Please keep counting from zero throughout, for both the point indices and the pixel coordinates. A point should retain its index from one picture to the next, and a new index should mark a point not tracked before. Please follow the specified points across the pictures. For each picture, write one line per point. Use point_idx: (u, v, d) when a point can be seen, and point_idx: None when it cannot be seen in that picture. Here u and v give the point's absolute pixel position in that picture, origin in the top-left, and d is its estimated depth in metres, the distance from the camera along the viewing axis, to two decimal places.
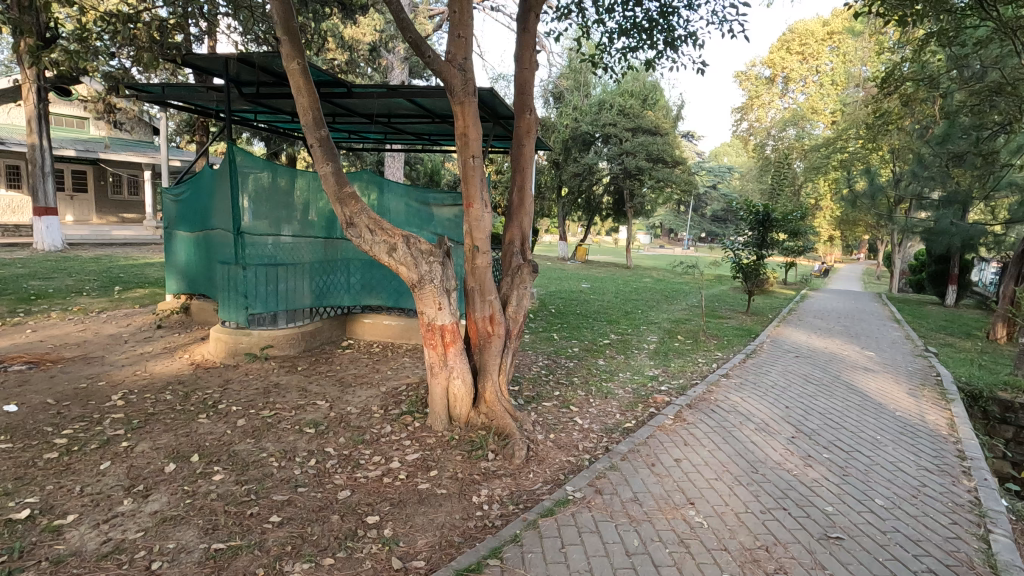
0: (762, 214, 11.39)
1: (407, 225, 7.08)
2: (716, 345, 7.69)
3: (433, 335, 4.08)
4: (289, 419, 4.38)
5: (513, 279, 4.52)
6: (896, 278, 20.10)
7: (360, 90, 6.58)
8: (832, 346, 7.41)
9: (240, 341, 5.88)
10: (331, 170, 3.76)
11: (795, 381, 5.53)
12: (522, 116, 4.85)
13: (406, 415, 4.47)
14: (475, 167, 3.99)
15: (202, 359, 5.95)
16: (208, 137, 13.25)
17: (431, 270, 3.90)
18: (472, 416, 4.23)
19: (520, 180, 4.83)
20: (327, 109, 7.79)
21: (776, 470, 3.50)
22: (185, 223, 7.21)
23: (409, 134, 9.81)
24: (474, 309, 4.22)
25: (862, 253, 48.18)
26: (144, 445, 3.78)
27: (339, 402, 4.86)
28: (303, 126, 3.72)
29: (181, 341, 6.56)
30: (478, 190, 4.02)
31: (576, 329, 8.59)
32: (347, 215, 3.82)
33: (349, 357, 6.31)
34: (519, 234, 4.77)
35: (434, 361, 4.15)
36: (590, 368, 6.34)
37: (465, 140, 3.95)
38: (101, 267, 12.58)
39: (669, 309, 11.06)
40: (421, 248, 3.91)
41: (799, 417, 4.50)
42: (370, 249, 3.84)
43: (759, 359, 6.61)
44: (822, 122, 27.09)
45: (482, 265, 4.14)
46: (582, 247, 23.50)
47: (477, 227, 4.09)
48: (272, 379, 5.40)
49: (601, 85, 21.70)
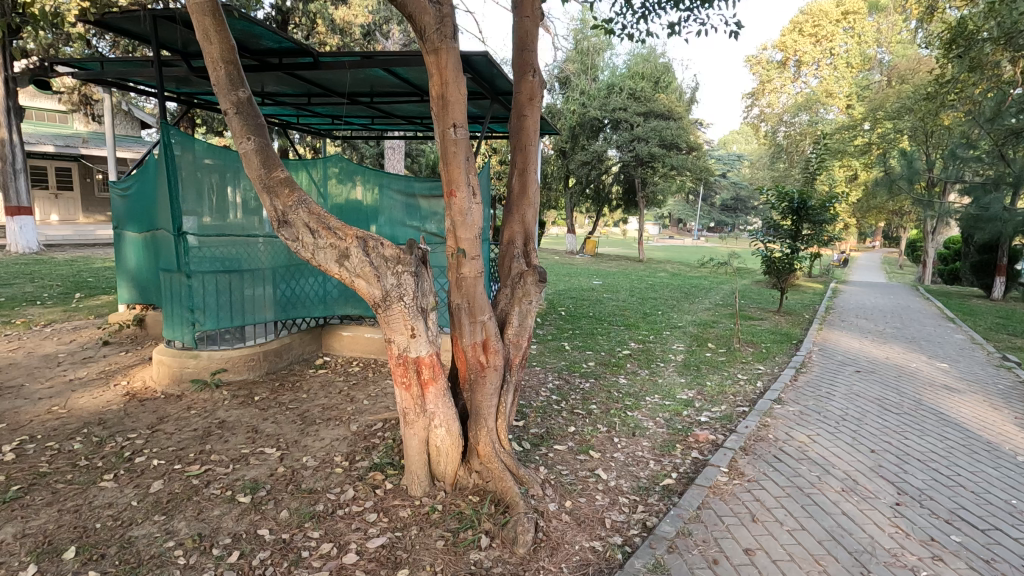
0: (796, 202, 10.15)
1: (400, 222, 5.98)
2: (754, 356, 6.57)
3: (405, 372, 3.01)
4: (221, 480, 3.33)
5: (513, 291, 3.42)
6: (927, 268, 18.88)
7: (328, 61, 5.48)
8: (894, 356, 6.27)
9: (186, 364, 4.83)
10: (253, 145, 2.67)
11: (870, 411, 4.42)
12: (522, 80, 3.75)
13: (376, 472, 3.41)
14: (457, 139, 2.89)
15: (141, 387, 4.90)
16: (189, 127, 12.28)
17: (400, 284, 2.84)
18: (460, 474, 3.20)
19: (522, 161, 3.75)
20: (299, 86, 6.73)
21: (895, 570, 2.44)
22: (134, 222, 6.14)
23: (398, 118, 8.74)
24: (460, 333, 3.15)
25: (877, 241, 46.40)
26: (7, 531, 2.76)
27: (294, 449, 3.80)
28: (212, 86, 2.64)
29: (123, 364, 5.51)
30: (462, 171, 2.92)
31: (590, 336, 7.51)
32: (278, 209, 2.71)
33: (320, 381, 5.25)
34: (520, 232, 3.72)
35: (407, 405, 3.08)
36: (612, 390, 5.27)
37: (443, 102, 2.84)
38: (74, 270, 11.66)
39: (691, 309, 9.97)
40: (386, 255, 2.83)
41: (897, 468, 3.40)
42: (312, 257, 2.75)
43: (814, 376, 5.50)
44: (836, 106, 25.15)
45: (471, 274, 3.05)
46: (591, 240, 22.32)
47: (462, 224, 2.99)
48: (218, 416, 4.34)
49: (609, 69, 20.52)
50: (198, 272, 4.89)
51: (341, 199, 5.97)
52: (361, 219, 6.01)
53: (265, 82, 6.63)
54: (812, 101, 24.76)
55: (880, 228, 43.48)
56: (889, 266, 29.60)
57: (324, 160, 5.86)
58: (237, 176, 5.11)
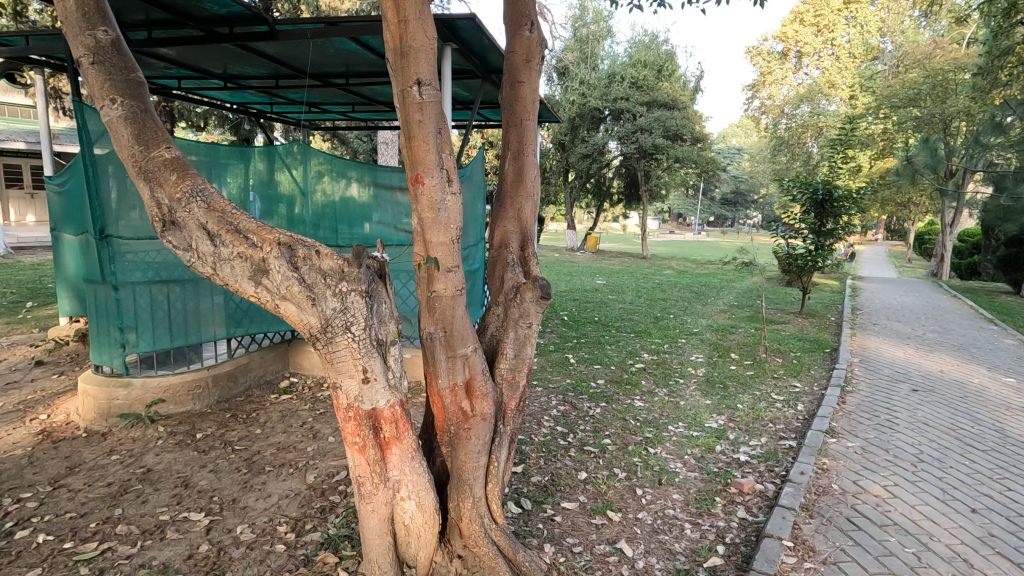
0: (821, 193, 9.05)
1: (394, 222, 5.10)
2: (786, 369, 5.72)
3: (356, 430, 2.18)
4: (120, 568, 2.51)
5: (508, 311, 2.59)
6: (946, 264, 17.32)
7: (286, 30, 4.57)
8: (951, 369, 5.46)
9: (115, 395, 4.01)
10: (120, 111, 1.89)
11: (950, 447, 3.62)
12: (516, 36, 2.90)
13: (329, 554, 2.58)
14: (424, 102, 2.04)
15: (61, 424, 4.06)
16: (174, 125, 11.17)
17: (344, 310, 2.02)
18: (437, 561, 2.41)
19: (516, 140, 2.90)
20: (263, 64, 5.90)
21: None
22: (69, 223, 5.27)
23: (379, 103, 7.87)
24: (434, 372, 2.33)
25: (881, 233, 45.33)
26: None
27: (230, 512, 2.98)
28: (66, 34, 1.90)
29: (50, 391, 4.66)
30: (431, 149, 2.07)
31: (597, 346, 6.66)
32: (162, 205, 1.87)
33: (281, 411, 4.41)
34: (516, 232, 2.89)
35: (362, 473, 2.24)
36: (628, 418, 4.42)
37: (402, 49, 2.00)
38: (36, 275, 10.79)
39: (706, 311, 9.11)
40: (324, 268, 2.00)
41: (1016, 542, 2.63)
42: (216, 274, 1.91)
43: (865, 397, 4.66)
44: (839, 97, 23.79)
45: (448, 293, 2.20)
46: (591, 236, 21.41)
47: (434, 223, 2.13)
48: (143, 463, 3.50)
49: (609, 58, 19.63)
50: (147, 283, 4.12)
51: (331, 198, 4.98)
52: (349, 221, 5.06)
53: (222, 59, 5.79)
54: (813, 91, 23.46)
55: (882, 222, 42.53)
56: (899, 259, 28.68)
57: (307, 153, 4.83)
58: (224, 172, 4.44)
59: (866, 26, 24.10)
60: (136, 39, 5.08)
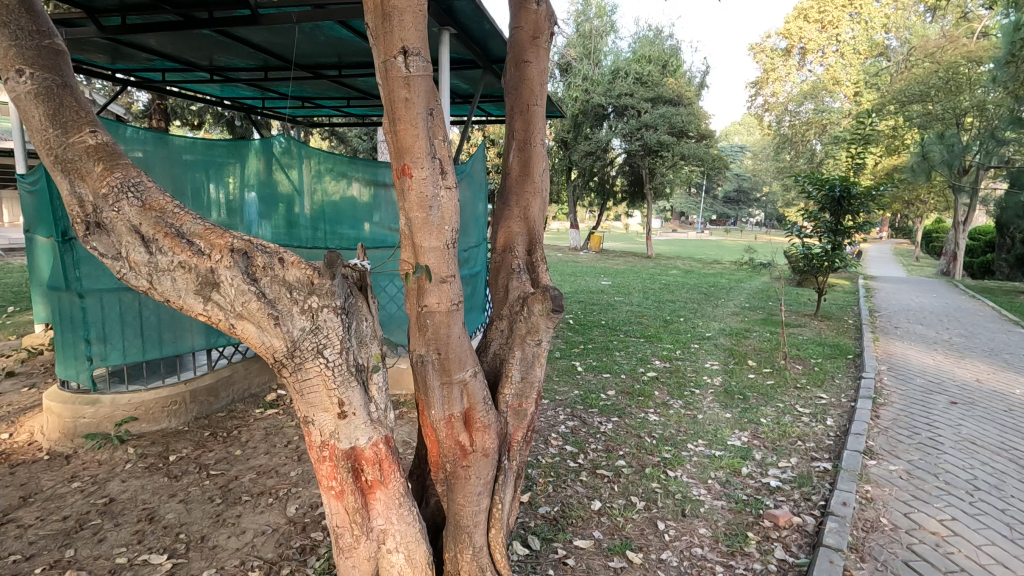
0: (838, 190, 8.64)
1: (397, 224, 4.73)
2: (808, 378, 5.33)
3: (332, 473, 1.81)
4: None
5: (512, 327, 2.23)
6: (958, 263, 16.84)
7: (271, 13, 4.23)
8: (989, 379, 5.07)
9: (81, 413, 3.66)
10: (30, 86, 1.57)
11: (1007, 473, 3.25)
12: (522, 9, 2.54)
13: None
14: (412, 75, 1.67)
15: (22, 445, 3.70)
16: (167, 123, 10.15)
17: (317, 332, 1.66)
18: None
19: (522, 128, 2.54)
20: (250, 55, 5.55)
21: None
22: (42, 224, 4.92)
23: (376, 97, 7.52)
24: (427, 401, 1.97)
25: (887, 231, 44.75)
26: None
27: (195, 554, 2.61)
28: None
29: (16, 407, 4.30)
30: (420, 133, 1.70)
31: (606, 353, 6.29)
32: (85, 202, 1.52)
33: (265, 428, 4.05)
34: (520, 233, 2.53)
35: (340, 522, 1.88)
36: (643, 435, 4.04)
37: (383, 10, 1.63)
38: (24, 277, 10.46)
39: (717, 314, 8.72)
40: (289, 280, 1.63)
41: None
42: (153, 288, 1.54)
43: (900, 412, 4.28)
44: (844, 94, 23.36)
45: (442, 308, 1.84)
46: (595, 235, 21.00)
47: (424, 224, 1.76)
48: (106, 492, 3.15)
49: (612, 54, 19.22)
50: (114, 289, 3.74)
51: (331, 199, 4.58)
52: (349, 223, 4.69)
53: (206, 49, 5.44)
54: (818, 88, 23.01)
55: (887, 220, 42.03)
56: (907, 257, 28.24)
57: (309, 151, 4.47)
58: (222, 172, 4.14)
59: (870, 22, 23.68)
60: (111, 25, 4.73)
